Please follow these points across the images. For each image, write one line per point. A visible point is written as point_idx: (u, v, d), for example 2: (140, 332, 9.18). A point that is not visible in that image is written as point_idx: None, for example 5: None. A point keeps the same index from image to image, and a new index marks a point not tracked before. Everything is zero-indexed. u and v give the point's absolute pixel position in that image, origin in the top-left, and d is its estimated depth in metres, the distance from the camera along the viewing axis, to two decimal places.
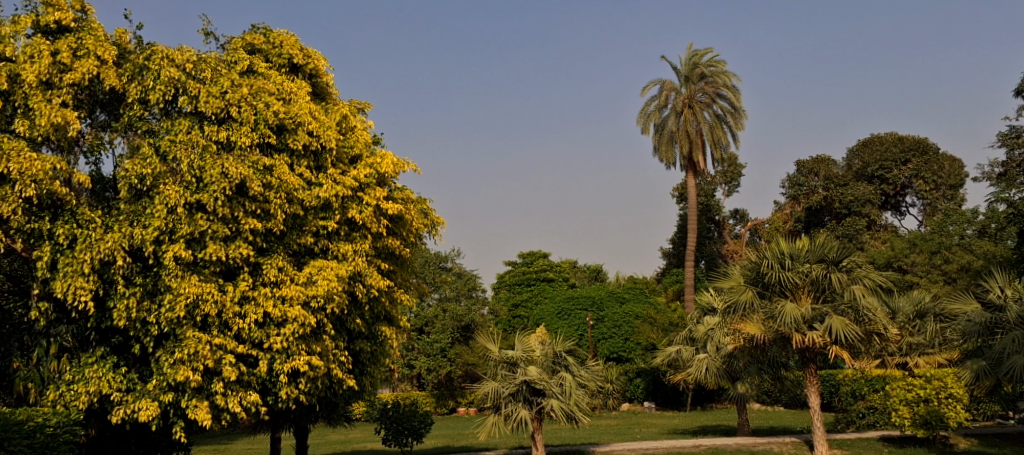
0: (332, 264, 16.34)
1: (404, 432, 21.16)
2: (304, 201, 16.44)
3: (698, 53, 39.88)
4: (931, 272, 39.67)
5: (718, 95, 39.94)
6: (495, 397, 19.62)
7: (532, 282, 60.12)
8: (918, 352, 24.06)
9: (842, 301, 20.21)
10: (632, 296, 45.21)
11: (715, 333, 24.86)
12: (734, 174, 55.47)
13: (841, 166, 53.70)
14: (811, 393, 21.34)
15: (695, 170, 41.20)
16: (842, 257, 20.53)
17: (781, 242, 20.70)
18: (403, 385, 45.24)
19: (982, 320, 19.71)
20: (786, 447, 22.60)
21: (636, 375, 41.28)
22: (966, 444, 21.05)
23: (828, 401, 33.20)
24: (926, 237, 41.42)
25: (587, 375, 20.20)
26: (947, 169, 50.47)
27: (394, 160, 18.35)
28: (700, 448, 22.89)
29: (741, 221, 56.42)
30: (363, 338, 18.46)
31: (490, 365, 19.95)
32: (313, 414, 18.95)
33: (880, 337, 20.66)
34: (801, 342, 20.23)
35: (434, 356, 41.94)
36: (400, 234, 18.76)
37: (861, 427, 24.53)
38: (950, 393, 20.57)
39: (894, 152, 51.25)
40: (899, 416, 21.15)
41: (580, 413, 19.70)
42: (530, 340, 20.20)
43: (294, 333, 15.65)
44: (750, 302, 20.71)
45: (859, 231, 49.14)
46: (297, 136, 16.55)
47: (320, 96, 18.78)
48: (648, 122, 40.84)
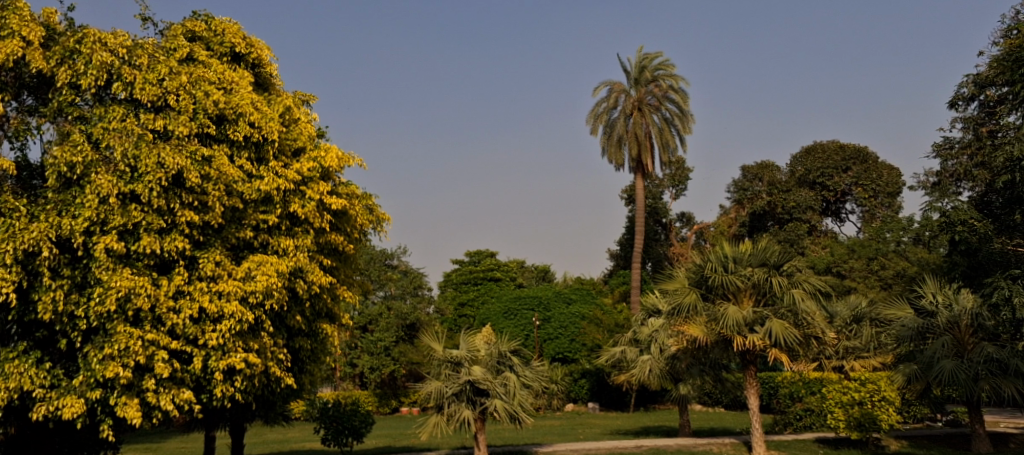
0: (272, 259, 16.08)
1: (344, 431, 20.93)
2: (244, 193, 16.20)
3: (648, 56, 40.18)
4: (868, 277, 40.57)
5: (667, 98, 40.28)
6: (438, 396, 19.49)
7: (479, 282, 60.08)
8: (854, 355, 24.53)
9: (782, 305, 20.58)
10: (578, 297, 45.39)
11: (659, 334, 25.06)
12: (681, 177, 56.05)
13: (785, 172, 54.44)
14: (750, 394, 21.62)
15: (644, 172, 41.52)
16: (784, 261, 20.83)
17: (725, 245, 20.93)
18: (345, 383, 44.85)
19: (915, 325, 20.34)
20: (726, 448, 22.90)
21: (581, 376, 41.39)
22: (897, 446, 21.51)
23: (768, 403, 33.71)
24: (865, 243, 42.42)
25: (531, 375, 20.20)
26: (886, 178, 51.99)
27: (339, 154, 18.08)
28: (641, 448, 23.03)
29: (687, 224, 57.05)
30: (303, 336, 18.04)
31: (434, 364, 19.82)
32: (249, 412, 18.69)
33: (818, 341, 21.00)
34: (742, 345, 20.47)
35: (378, 355, 41.63)
36: (344, 229, 18.53)
37: (798, 429, 24.99)
38: (883, 396, 20.82)
39: (836, 159, 52.45)
40: (834, 418, 21.47)
41: (524, 414, 19.68)
42: (475, 339, 20.11)
43: (231, 329, 15.39)
44: (694, 304, 20.92)
45: (801, 236, 50.06)
46: (237, 127, 16.31)
47: (263, 86, 18.48)
48: (597, 124, 41.05)
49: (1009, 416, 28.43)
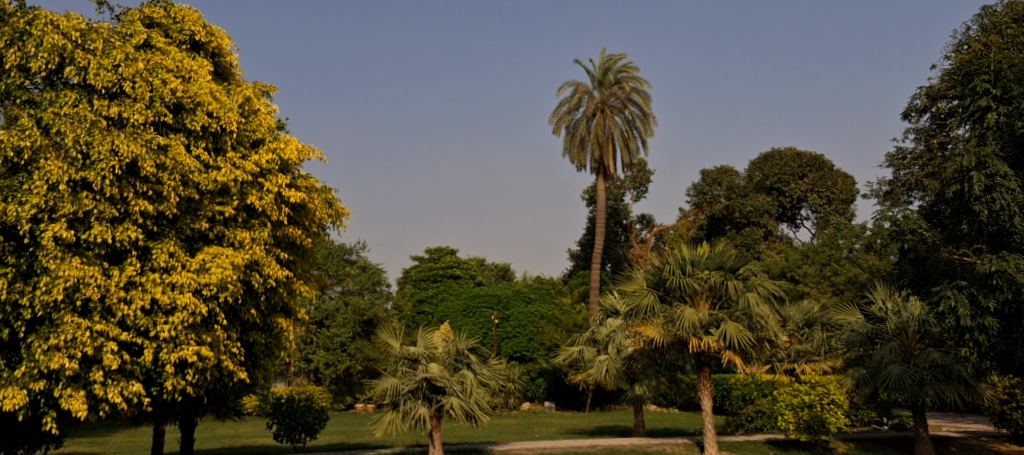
0: (228, 252, 15.90)
1: (297, 427, 20.80)
2: (200, 184, 15.99)
3: (612, 58, 40.41)
4: (821, 282, 41.26)
5: (630, 100, 40.56)
6: (394, 393, 19.41)
7: (438, 279, 60.04)
8: (805, 359, 24.92)
9: (737, 308, 20.83)
10: (538, 296, 45.52)
11: (616, 335, 25.22)
12: (642, 179, 56.47)
13: (743, 177, 55.22)
14: (704, 396, 21.87)
15: (605, 174, 41.74)
16: (739, 265, 21.14)
17: (684, 248, 21.16)
18: (299, 379, 44.55)
19: (864, 331, 20.73)
20: (679, 448, 23.15)
21: (539, 375, 41.53)
22: (845, 448, 21.88)
23: (720, 405, 34.15)
24: (818, 249, 43.12)
25: (488, 373, 20.25)
26: (840, 185, 52.74)
27: (299, 146, 17.95)
28: (596, 448, 23.16)
29: (647, 226, 57.51)
30: (258, 330, 17.94)
31: (390, 361, 19.76)
32: (201, 407, 18.51)
33: (771, 344, 21.30)
34: (697, 347, 20.71)
35: (334, 351, 41.39)
36: (302, 223, 18.39)
37: (749, 430, 25.39)
38: (832, 399, 21.25)
39: (793, 166, 53.26)
40: (784, 420, 21.60)
41: (480, 412, 19.72)
42: (434, 337, 20.07)
43: (183, 322, 15.20)
44: (652, 306, 21.14)
45: (757, 241, 50.68)
46: (195, 116, 16.11)
47: (223, 76, 18.27)
48: (560, 125, 41.23)
49: (952, 420, 29.18)
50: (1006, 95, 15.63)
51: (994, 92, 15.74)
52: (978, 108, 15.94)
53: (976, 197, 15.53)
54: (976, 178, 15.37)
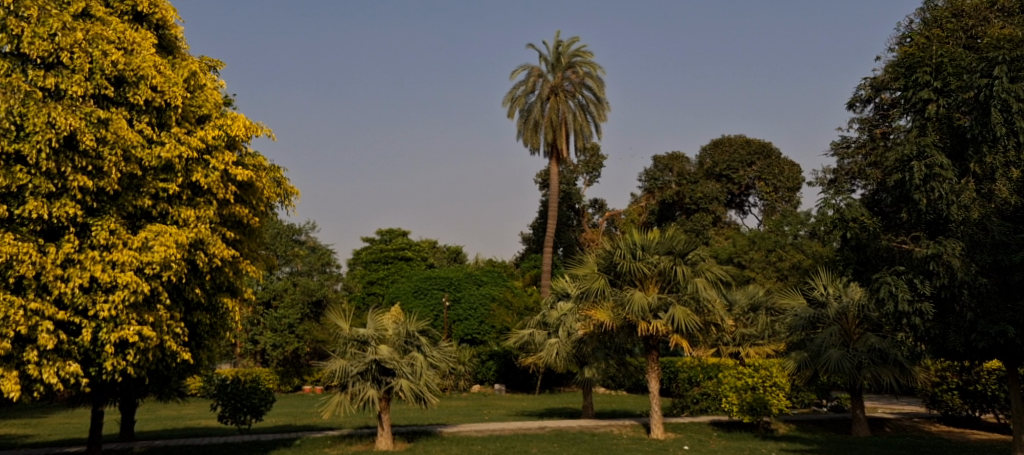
0: (172, 230, 15.61)
1: (242, 409, 20.66)
2: (143, 160, 15.64)
3: (565, 42, 40.47)
4: (766, 268, 42.05)
5: (583, 85, 40.69)
6: (343, 375, 19.28)
7: (390, 261, 59.78)
8: (749, 342, 25.31)
9: (685, 293, 21.06)
10: (489, 279, 45.59)
11: (567, 318, 25.31)
12: (595, 164, 56.81)
13: (694, 163, 55.69)
14: (651, 378, 22.15)
15: (559, 158, 41.84)
16: (688, 250, 21.39)
17: (635, 233, 21.33)
18: (246, 360, 44.13)
19: (807, 315, 21.34)
20: (626, 430, 23.43)
21: (489, 358, 41.67)
22: (786, 429, 22.30)
23: (667, 387, 34.67)
24: (764, 235, 43.81)
25: (439, 356, 20.29)
26: (787, 173, 53.72)
27: (246, 123, 17.68)
28: (545, 429, 23.31)
29: (599, 211, 57.89)
30: (202, 310, 17.69)
31: (340, 342, 19.65)
32: (142, 387, 18.26)
33: (717, 328, 21.63)
34: (646, 330, 20.93)
35: (281, 332, 41.05)
36: (249, 202, 18.16)
37: (695, 412, 25.73)
38: (774, 382, 21.47)
39: (742, 153, 54.06)
40: (728, 401, 21.96)
41: (429, 394, 19.72)
42: (384, 318, 20.05)
43: (124, 301, 14.88)
44: (602, 289, 21.28)
45: (706, 227, 51.36)
46: (138, 90, 15.78)
47: (167, 49, 17.90)
48: (514, 108, 41.19)
49: (888, 401, 30.09)
50: (946, 88, 16.06)
51: (935, 84, 16.11)
52: (919, 100, 16.30)
53: (916, 186, 15.78)
54: (916, 167, 15.67)
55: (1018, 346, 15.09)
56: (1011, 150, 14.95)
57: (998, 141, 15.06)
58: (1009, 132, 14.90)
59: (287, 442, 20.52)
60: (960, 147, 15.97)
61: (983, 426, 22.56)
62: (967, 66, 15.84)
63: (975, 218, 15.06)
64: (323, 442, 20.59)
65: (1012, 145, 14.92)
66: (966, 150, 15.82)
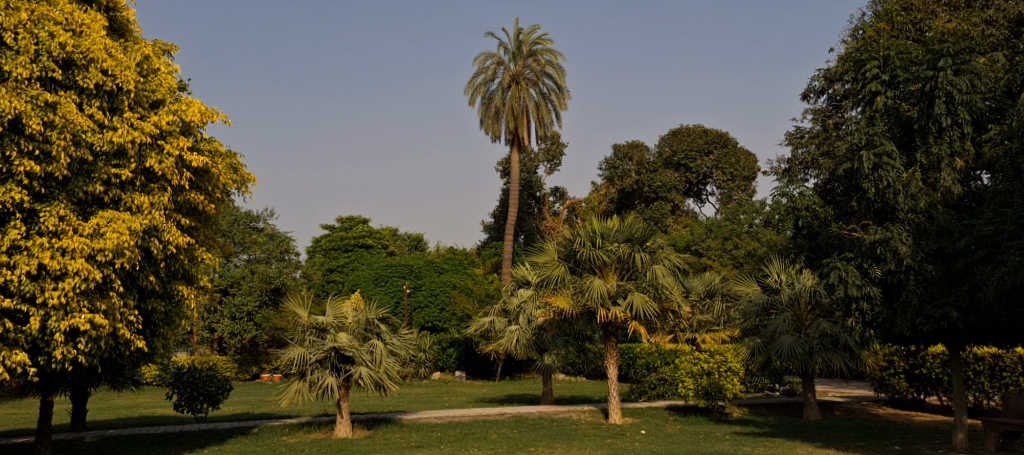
0: (125, 217, 15.45)
1: (199, 397, 20.47)
2: (94, 145, 15.41)
3: (527, 30, 40.48)
4: (723, 255, 42.57)
5: (544, 73, 40.78)
6: (301, 363, 19.19)
7: (350, 248, 59.43)
8: (705, 328, 25.94)
9: (643, 280, 21.31)
10: (450, 267, 45.74)
11: (526, 306, 25.37)
12: (556, 152, 56.99)
13: (653, 153, 56.19)
14: (610, 364, 22.37)
15: (520, 145, 41.91)
16: (646, 238, 21.60)
17: (594, 221, 21.48)
18: (203, 349, 43.73)
19: (761, 301, 21.78)
20: (585, 415, 23.61)
21: (450, 345, 41.67)
22: (740, 413, 22.71)
23: (626, 373, 35.08)
24: (720, 224, 44.70)
25: (398, 343, 20.26)
26: (742, 163, 55.11)
27: (201, 109, 17.49)
28: (504, 416, 23.40)
29: (560, 199, 58.14)
30: (157, 297, 17.41)
31: (298, 330, 19.54)
32: (94, 375, 17.97)
33: (674, 315, 21.90)
34: (605, 317, 21.11)
35: (239, 320, 40.72)
36: (204, 188, 17.93)
37: (652, 397, 26.14)
38: (729, 367, 21.84)
39: (699, 143, 54.83)
40: (684, 387, 22.26)
41: (389, 381, 19.73)
42: (343, 306, 20.01)
43: (75, 288, 14.73)
44: (562, 277, 21.43)
45: (666, 216, 51.82)
46: (88, 73, 15.53)
47: (118, 32, 17.59)
48: (475, 95, 41.13)
49: (838, 385, 30.79)
50: (894, 80, 16.45)
51: (883, 77, 16.48)
52: (869, 92, 16.66)
53: (864, 175, 16.05)
54: (865, 156, 15.97)
55: (962, 330, 15.47)
56: (955, 140, 15.51)
57: (943, 131, 15.61)
58: (953, 123, 15.53)
59: (244, 430, 20.42)
60: (907, 137, 16.43)
61: (927, 408, 23.21)
62: (914, 59, 16.49)
63: (922, 207, 15.40)
64: (281, 430, 20.52)
65: (957, 135, 15.52)
66: (913, 140, 16.26)
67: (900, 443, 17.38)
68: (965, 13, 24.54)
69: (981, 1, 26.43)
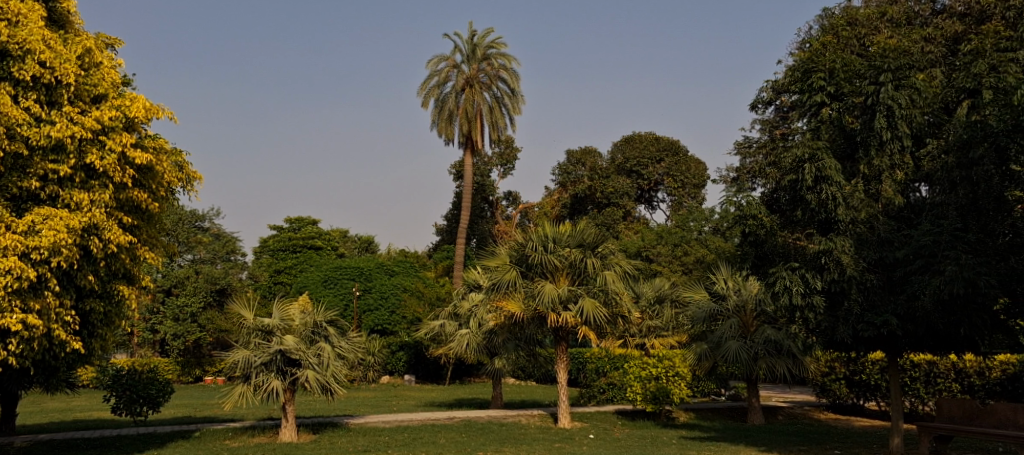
0: (61, 214, 15.05)
1: (138, 400, 19.94)
2: (30, 138, 15.10)
3: (481, 34, 40.40)
4: (672, 262, 42.88)
5: (498, 77, 40.78)
6: (245, 366, 18.79)
7: (299, 250, 58.67)
8: (655, 334, 25.88)
9: (594, 285, 21.42)
10: (401, 270, 45.58)
11: (477, 310, 25.16)
12: (510, 156, 57.00)
13: (606, 159, 56.57)
14: (560, 369, 22.34)
15: (473, 149, 41.80)
16: (598, 243, 21.63)
17: (546, 226, 21.39)
18: (144, 350, 42.68)
19: (707, 309, 21.90)
20: (534, 420, 23.55)
21: (399, 348, 41.29)
22: (686, 417, 22.87)
23: (575, 377, 35.17)
24: (671, 231, 45.04)
25: (347, 346, 19.98)
26: (693, 171, 55.76)
27: (146, 105, 16.96)
28: (453, 420, 23.22)
29: (513, 203, 58.14)
30: (95, 297, 16.90)
31: (243, 332, 19.20)
32: (27, 378, 17.37)
33: (624, 320, 21.93)
34: (556, 322, 21.07)
35: (183, 321, 39.92)
36: (148, 186, 17.37)
37: (600, 401, 26.28)
38: (676, 372, 22.01)
39: (651, 150, 55.33)
40: (632, 391, 22.34)
41: (336, 385, 19.44)
42: (290, 308, 19.67)
43: (7, 286, 14.29)
44: (513, 281, 21.35)
45: (617, 222, 52.18)
46: (24, 64, 15.21)
47: (58, 23, 17.08)
48: (428, 98, 40.91)
49: (781, 390, 31.23)
50: (839, 92, 16.53)
51: (828, 89, 16.49)
52: (813, 103, 16.70)
53: (807, 187, 16.09)
54: (807, 170, 15.99)
55: (900, 337, 15.70)
56: (896, 153, 16.01)
57: (884, 145, 16.04)
58: (893, 136, 15.99)
59: (186, 434, 19.96)
60: (850, 149, 16.71)
61: (865, 413, 23.62)
62: (857, 71, 16.59)
63: (863, 217, 15.64)
64: (223, 434, 20.10)
65: (897, 148, 16.02)
66: (856, 152, 16.53)
67: (840, 447, 17.60)
68: (906, 30, 25.34)
69: (922, 20, 27.28)
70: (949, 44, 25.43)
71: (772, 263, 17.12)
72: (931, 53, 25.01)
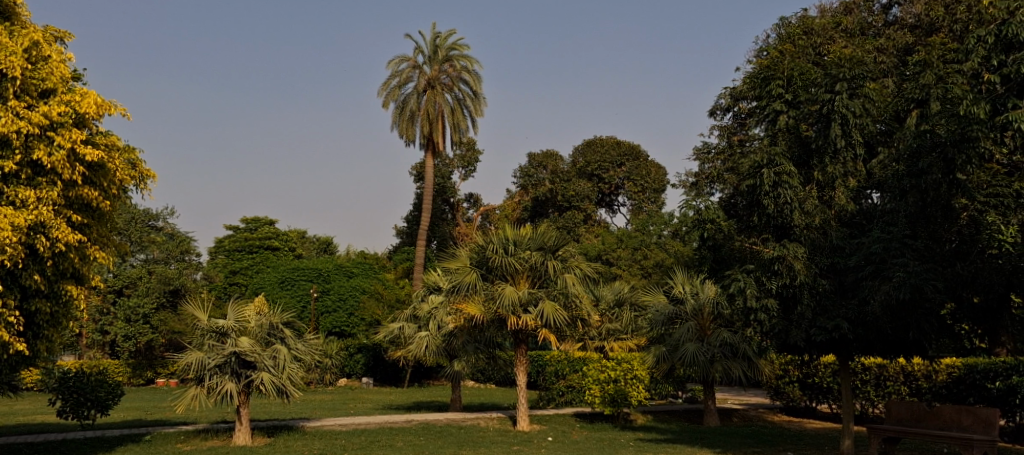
0: (6, 211, 14.66)
1: (86, 403, 19.41)
2: None
3: (443, 35, 40.20)
4: (632, 265, 43.09)
5: (460, 79, 40.62)
6: (198, 368, 18.36)
7: (255, 251, 58.03)
8: (613, 337, 25.88)
9: (555, 288, 21.33)
10: (360, 271, 44.82)
11: (437, 312, 24.94)
12: (471, 158, 56.83)
13: (567, 163, 56.72)
14: (519, 371, 22.23)
15: (434, 151, 41.61)
16: (558, 246, 21.57)
17: (507, 228, 21.26)
18: (93, 352, 41.72)
19: (666, 311, 21.95)
20: (492, 422, 23.42)
21: (357, 351, 40.82)
22: (643, 420, 22.92)
23: (534, 380, 35.14)
24: (630, 234, 45.25)
25: (303, 348, 19.65)
26: (653, 176, 56.14)
27: (97, 100, 16.53)
28: (411, 423, 23.01)
29: (474, 206, 57.99)
30: (42, 297, 16.40)
31: (196, 334, 18.79)
32: None
33: (584, 323, 21.91)
34: (515, 325, 20.98)
35: (135, 322, 39.16)
36: (100, 184, 16.87)
37: (559, 404, 26.27)
38: (634, 375, 22.07)
39: (612, 155, 55.61)
40: (590, 394, 22.36)
41: (292, 387, 19.12)
42: (245, 309, 19.31)
43: None
44: (473, 283, 21.16)
45: (577, 225, 52.29)
46: None
47: (5, 15, 16.60)
48: (389, 99, 40.60)
49: (737, 393, 31.52)
50: (796, 100, 16.76)
51: (786, 96, 16.77)
52: (772, 110, 16.98)
53: (765, 192, 16.12)
54: (766, 174, 15.99)
55: (852, 341, 15.80)
56: (849, 160, 16.09)
57: (838, 152, 16.12)
58: (847, 144, 16.09)
59: (135, 438, 19.50)
60: (805, 157, 16.60)
61: (818, 415, 23.78)
62: (813, 80, 16.73)
63: (817, 223, 15.74)
64: (175, 438, 19.68)
65: (850, 156, 16.10)
66: (811, 159, 16.49)
67: (793, 449, 17.69)
68: (860, 40, 25.75)
69: (874, 31, 27.73)
70: (901, 54, 25.85)
71: (730, 266, 17.16)
72: (882, 63, 25.43)
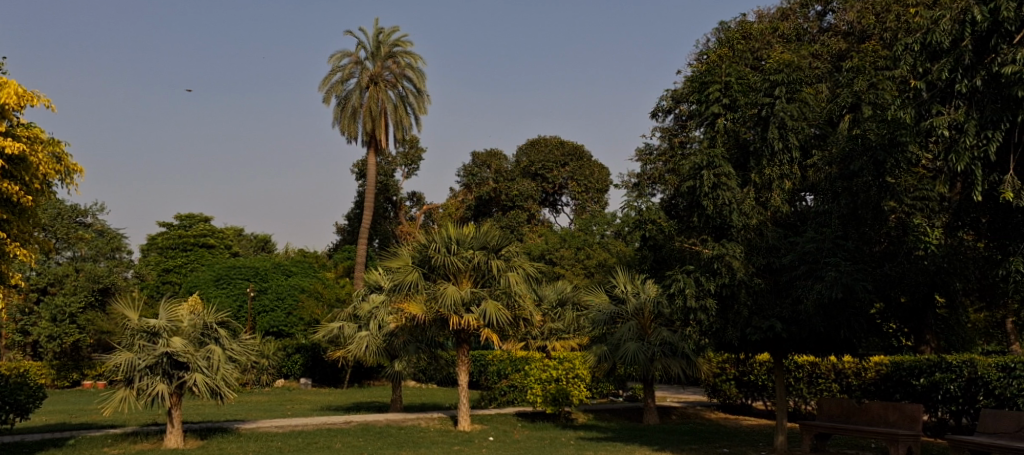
0: None
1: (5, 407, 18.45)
2: None
3: (386, 31, 39.68)
4: (575, 265, 43.10)
5: (403, 76, 40.14)
6: (128, 369, 17.68)
7: (190, 248, 56.56)
8: (556, 336, 25.71)
9: (497, 287, 21.11)
10: (298, 270, 44.53)
11: (379, 311, 24.52)
12: (414, 157, 56.32)
13: (510, 162, 56.57)
14: (460, 371, 21.93)
15: (376, 148, 41.14)
16: (502, 245, 21.29)
17: (449, 227, 20.93)
18: (16, 353, 40.14)
19: (608, 311, 21.89)
20: (433, 422, 23.10)
21: (296, 351, 39.97)
22: (584, 419, 22.87)
23: (476, 380, 34.88)
24: (573, 234, 45.31)
25: (238, 349, 19.07)
26: (596, 176, 56.42)
27: (18, 91, 15.83)
28: (350, 424, 22.56)
29: (417, 204, 57.47)
30: None
31: (126, 334, 18.04)
32: None
33: (526, 323, 21.71)
34: (456, 325, 20.70)
35: (61, 322, 37.92)
36: (21, 178, 16.11)
37: (501, 404, 26.07)
38: (576, 374, 21.96)
39: (555, 155, 55.74)
40: (532, 393, 22.18)
41: (226, 389, 18.51)
42: (178, 308, 18.62)
43: None
44: (415, 282, 20.77)
45: (521, 224, 52.20)
46: None
47: None
48: (331, 93, 39.89)
49: (676, 391, 31.77)
50: (733, 104, 16.71)
51: (724, 100, 16.70)
52: (710, 114, 16.88)
53: (704, 193, 16.09)
54: (705, 175, 15.98)
55: (788, 340, 15.84)
56: (785, 163, 16.18)
57: (775, 155, 16.22)
58: (783, 147, 16.15)
59: (59, 442, 18.70)
60: (743, 159, 16.79)
61: (753, 413, 23.98)
62: (752, 84, 16.84)
63: (754, 224, 15.76)
64: (102, 442, 18.94)
65: (787, 160, 16.19)
66: (748, 161, 16.65)
67: (730, 446, 17.77)
68: (796, 45, 26.06)
69: (810, 37, 28.13)
70: (835, 59, 26.20)
71: (672, 266, 17.13)
72: (818, 68, 25.79)
